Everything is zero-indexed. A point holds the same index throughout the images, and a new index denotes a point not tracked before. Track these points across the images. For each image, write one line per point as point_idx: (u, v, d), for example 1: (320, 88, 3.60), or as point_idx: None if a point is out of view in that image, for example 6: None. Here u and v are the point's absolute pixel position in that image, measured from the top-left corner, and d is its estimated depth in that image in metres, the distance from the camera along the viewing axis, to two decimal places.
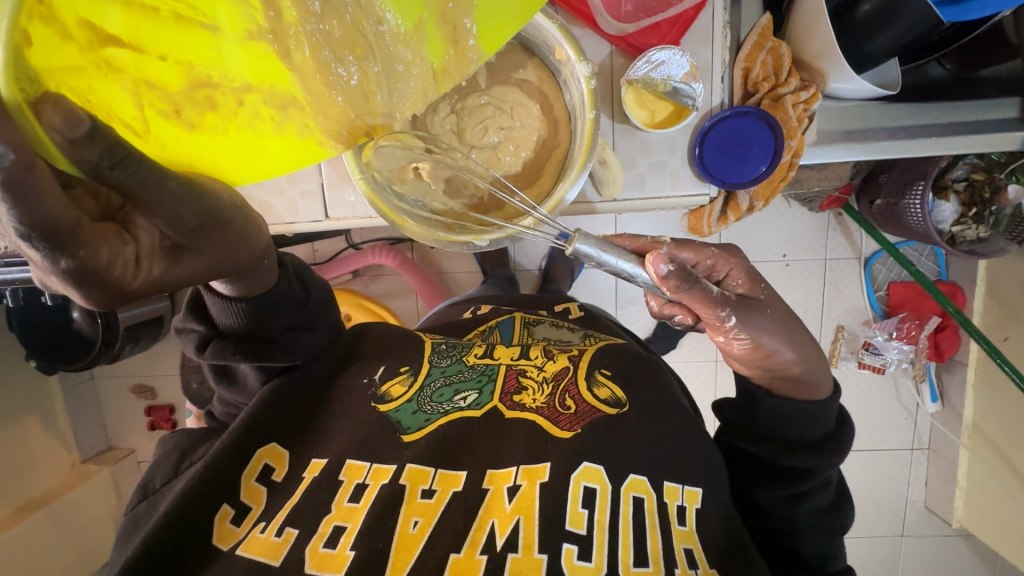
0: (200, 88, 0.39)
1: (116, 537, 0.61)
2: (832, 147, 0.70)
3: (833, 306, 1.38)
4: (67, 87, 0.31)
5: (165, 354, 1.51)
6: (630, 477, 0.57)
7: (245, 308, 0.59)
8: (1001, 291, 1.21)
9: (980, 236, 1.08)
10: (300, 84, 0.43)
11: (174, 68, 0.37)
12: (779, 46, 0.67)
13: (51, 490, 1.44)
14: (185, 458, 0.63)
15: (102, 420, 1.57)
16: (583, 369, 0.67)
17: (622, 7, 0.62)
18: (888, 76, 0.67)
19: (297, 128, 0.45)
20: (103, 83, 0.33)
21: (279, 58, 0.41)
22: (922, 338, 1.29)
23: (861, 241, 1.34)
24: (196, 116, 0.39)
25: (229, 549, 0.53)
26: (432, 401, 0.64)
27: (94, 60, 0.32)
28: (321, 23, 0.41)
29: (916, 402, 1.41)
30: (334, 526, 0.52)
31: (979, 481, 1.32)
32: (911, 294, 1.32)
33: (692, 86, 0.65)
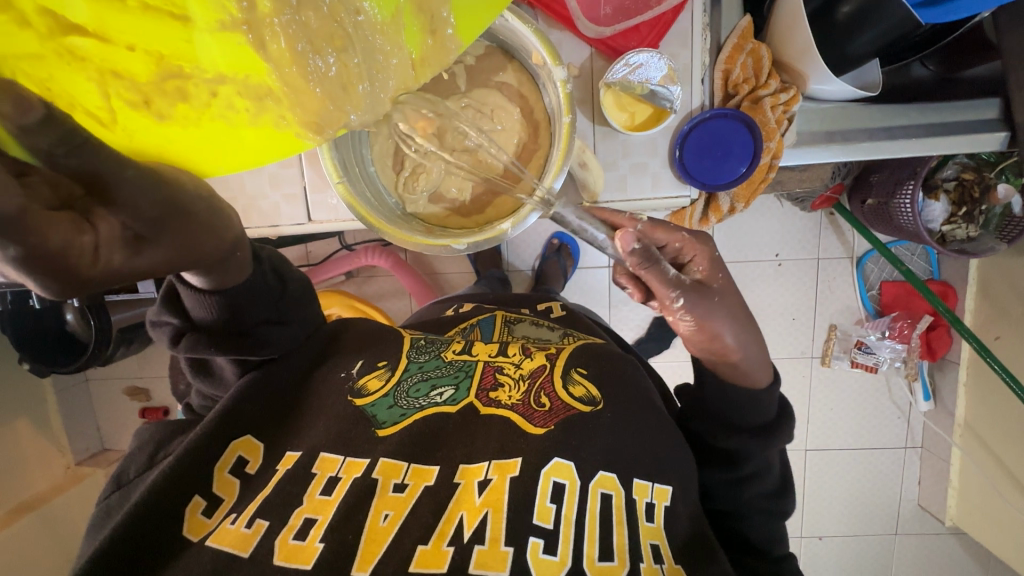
0: (170, 79, 0.33)
1: (87, 528, 0.61)
2: (812, 148, 0.70)
3: (825, 305, 1.38)
4: (23, 74, 0.30)
5: (158, 356, 1.51)
6: (598, 474, 0.57)
7: (219, 301, 0.58)
8: (992, 290, 1.21)
9: (970, 236, 1.08)
10: (277, 77, 0.35)
11: (143, 59, 0.31)
12: (759, 48, 0.67)
13: (44, 491, 1.44)
14: (160, 450, 0.64)
15: (96, 421, 1.58)
16: (560, 366, 0.67)
17: (600, 10, 0.63)
18: (868, 77, 0.67)
19: (277, 121, 0.37)
20: (67, 72, 0.31)
21: (254, 50, 0.33)
22: (914, 337, 1.29)
23: (852, 240, 1.34)
24: (168, 107, 0.35)
25: (199, 540, 0.53)
26: (408, 396, 0.64)
27: (54, 49, 0.29)
28: (297, 13, 0.33)
29: (909, 401, 1.41)
30: (304, 518, 0.52)
31: (970, 479, 1.32)
32: (902, 293, 1.32)
33: (670, 89, 0.65)
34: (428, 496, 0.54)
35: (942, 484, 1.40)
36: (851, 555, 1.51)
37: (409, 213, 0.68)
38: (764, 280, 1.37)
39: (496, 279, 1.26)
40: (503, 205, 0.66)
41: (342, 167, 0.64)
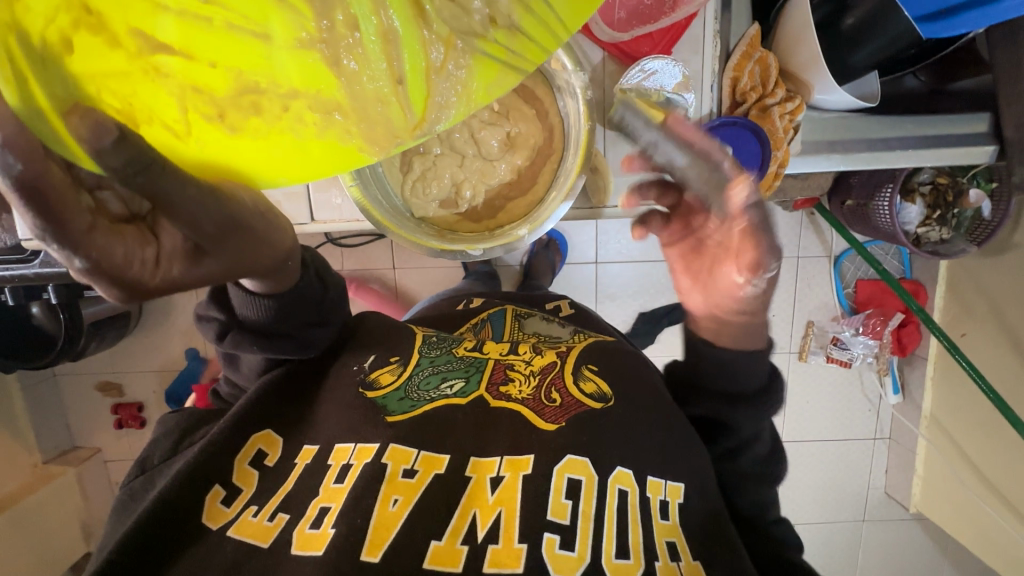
0: (247, 93, 0.34)
1: (110, 511, 0.61)
2: (816, 156, 0.71)
3: (804, 301, 1.43)
4: (109, 92, 0.30)
5: (132, 350, 1.46)
6: (617, 469, 0.57)
7: (274, 307, 0.57)
8: (960, 289, 1.27)
9: (942, 238, 1.13)
10: (346, 91, 0.36)
11: (219, 74, 0.33)
12: (766, 56, 0.67)
13: (11, 492, 1.38)
14: (185, 437, 0.62)
15: (66, 419, 1.52)
16: (571, 363, 0.67)
17: (616, 14, 0.63)
18: (867, 88, 0.68)
19: (342, 135, 0.38)
20: (149, 89, 0.31)
21: (326, 64, 0.35)
22: (886, 334, 1.34)
23: (831, 240, 1.39)
24: (242, 120, 0.35)
25: (219, 529, 0.52)
26: (419, 388, 0.64)
27: (142, 67, 0.30)
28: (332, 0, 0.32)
29: (879, 394, 1.48)
30: (319, 508, 0.52)
31: (933, 468, 1.40)
32: (877, 292, 1.37)
33: (684, 97, 0.66)
34: (442, 489, 0.54)
35: (908, 472, 1.47)
36: (824, 543, 1.57)
37: (418, 218, 0.67)
38: None
39: (484, 274, 1.26)
40: (517, 208, 0.68)
41: (355, 170, 0.64)
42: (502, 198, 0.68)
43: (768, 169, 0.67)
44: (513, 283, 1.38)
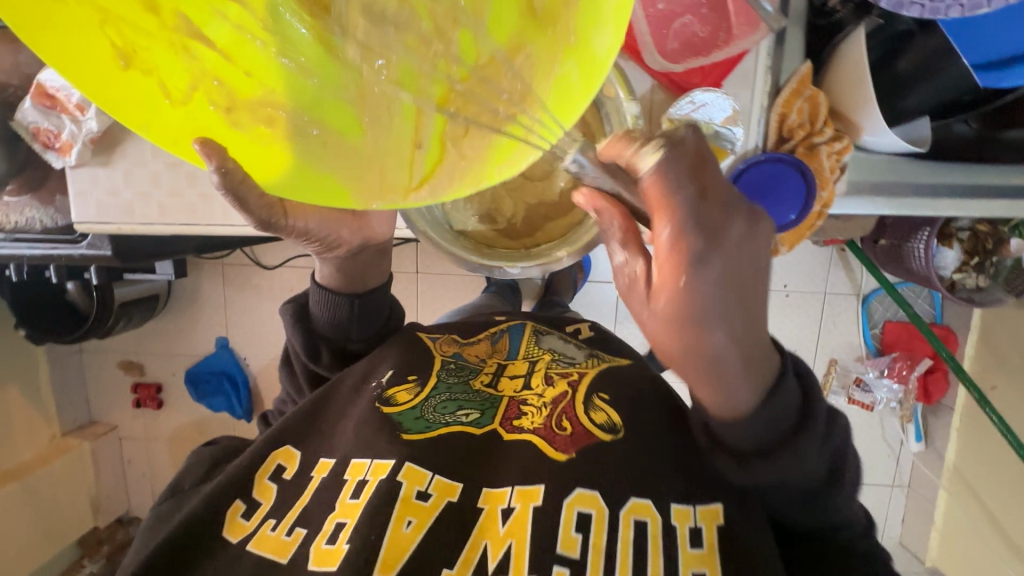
0: (262, 105, 0.46)
1: (141, 531, 0.66)
2: (857, 199, 0.69)
3: (828, 339, 1.42)
4: (141, 38, 0.41)
5: (155, 333, 1.50)
6: (630, 499, 0.56)
7: (337, 311, 0.76)
8: (993, 340, 1.23)
9: (979, 286, 1.09)
10: (362, 137, 0.48)
11: (247, 82, 0.46)
12: (817, 94, 0.63)
13: (28, 461, 1.43)
14: (216, 467, 0.70)
15: (86, 393, 1.57)
16: (581, 392, 0.66)
17: (668, 43, 0.63)
18: (918, 132, 0.62)
19: (338, 172, 0.47)
20: (176, 56, 0.43)
21: (343, 112, 0.48)
22: (911, 379, 1.30)
23: (861, 278, 1.37)
24: (251, 123, 0.46)
25: (240, 541, 0.58)
26: (435, 411, 0.66)
27: (178, 46, 0.43)
28: (380, 61, 0.47)
29: (900, 440, 1.44)
30: (335, 522, 0.57)
31: (953, 521, 1.36)
32: (905, 335, 1.34)
33: (733, 130, 0.64)
34: None
35: (925, 523, 1.43)
36: None
37: (457, 230, 0.69)
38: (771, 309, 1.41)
39: (505, 285, 1.26)
40: (555, 227, 0.67)
41: None
42: (542, 213, 0.68)
43: (810, 211, 0.64)
44: (533, 297, 1.38)
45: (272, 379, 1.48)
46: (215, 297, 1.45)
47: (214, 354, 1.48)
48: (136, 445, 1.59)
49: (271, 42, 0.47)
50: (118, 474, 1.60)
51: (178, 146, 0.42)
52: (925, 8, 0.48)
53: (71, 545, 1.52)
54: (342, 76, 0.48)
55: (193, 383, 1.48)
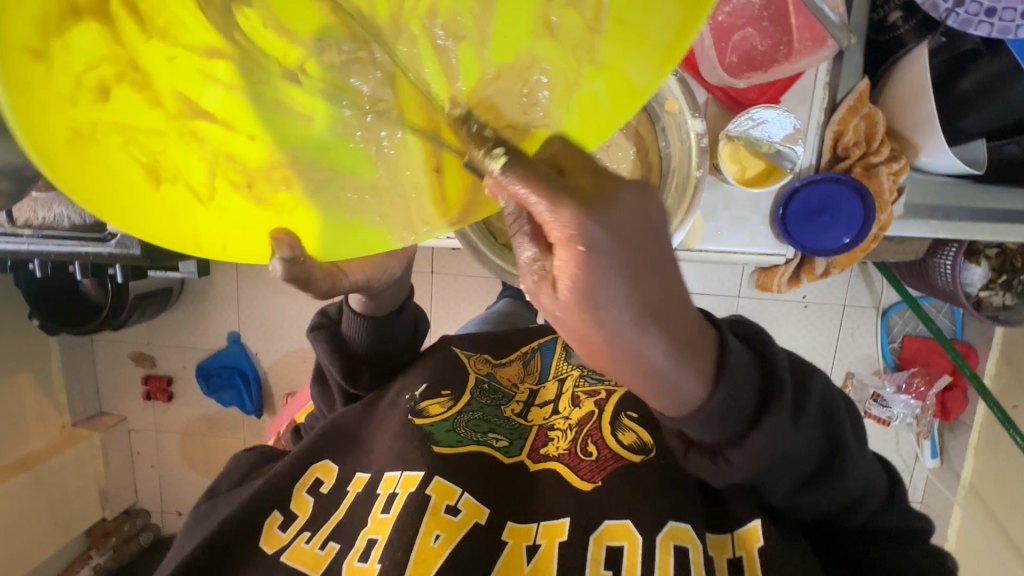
0: (276, 168, 0.51)
1: (183, 528, 0.76)
2: (912, 221, 0.68)
3: (845, 352, 1.40)
4: (143, 142, 0.43)
5: (167, 325, 1.49)
6: (669, 524, 0.55)
7: (364, 329, 0.80)
8: (1015, 358, 1.22)
9: (1005, 303, 1.06)
10: (382, 176, 0.53)
11: (255, 146, 0.50)
12: (874, 113, 0.64)
13: (37, 451, 1.43)
14: (252, 471, 0.78)
15: (97, 383, 1.56)
16: (608, 412, 0.66)
17: (727, 58, 0.63)
18: (974, 154, 0.64)
19: (371, 220, 0.52)
20: (179, 143, 0.46)
21: (365, 155, 0.53)
22: (931, 395, 1.29)
23: (881, 291, 1.35)
24: (267, 191, 0.50)
25: (275, 553, 0.63)
26: (468, 427, 0.69)
27: (174, 127, 0.45)
28: (384, 101, 0.52)
29: (916, 454, 1.42)
30: (368, 540, 0.60)
31: (968, 539, 1.34)
32: (924, 349, 1.32)
33: (795, 150, 0.64)
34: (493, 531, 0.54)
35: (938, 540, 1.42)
36: None
37: (501, 243, 0.70)
38: (790, 320, 1.39)
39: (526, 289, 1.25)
40: None
41: None
42: None
43: (866, 235, 0.64)
44: None
45: (284, 375, 1.47)
46: (229, 291, 1.44)
47: (226, 348, 1.47)
48: (144, 437, 1.58)
49: (262, 104, 0.50)
50: (126, 466, 1.59)
51: (226, 244, 0.47)
52: (991, 29, 0.55)
53: (78, 535, 1.52)
54: (342, 122, 0.53)
55: (205, 376, 1.48)
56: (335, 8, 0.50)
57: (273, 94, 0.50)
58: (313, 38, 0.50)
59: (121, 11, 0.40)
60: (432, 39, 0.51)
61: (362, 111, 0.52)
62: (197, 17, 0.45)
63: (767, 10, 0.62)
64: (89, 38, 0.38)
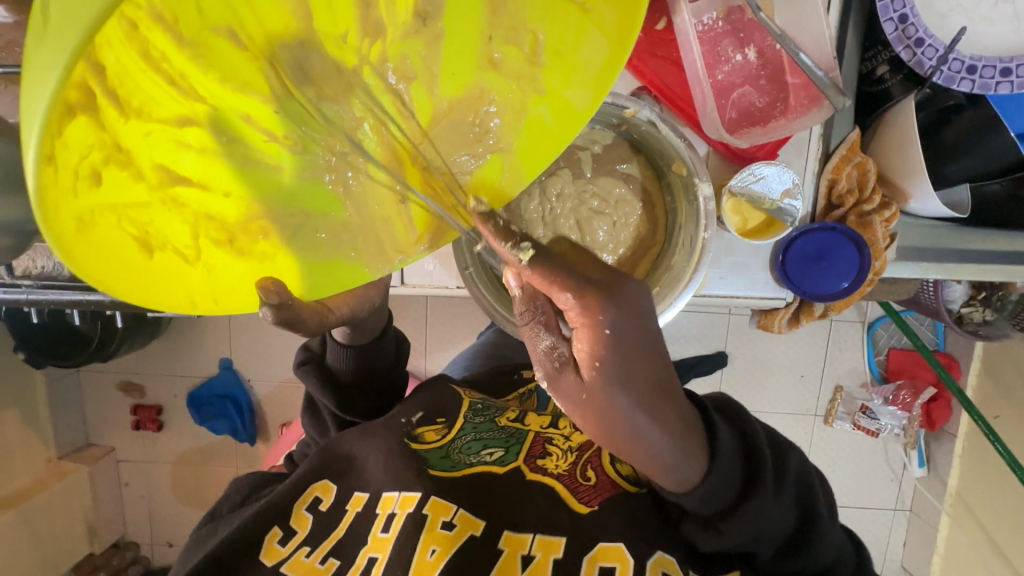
0: (254, 220, 0.53)
1: (183, 549, 0.76)
2: (904, 263, 0.71)
3: (835, 366, 1.43)
4: (133, 217, 0.44)
5: (157, 353, 1.46)
6: (657, 554, 0.56)
7: (351, 358, 0.80)
8: (996, 371, 1.26)
9: (985, 319, 1.10)
10: (350, 214, 0.56)
11: (233, 201, 0.52)
12: (865, 162, 0.67)
13: (23, 487, 1.39)
14: (253, 492, 0.78)
15: (84, 414, 1.53)
16: (606, 449, 0.69)
17: (727, 114, 0.66)
18: (957, 197, 0.67)
19: (347, 254, 0.56)
20: (163, 213, 0.47)
21: (337, 197, 0.56)
22: (916, 406, 1.32)
23: (867, 306, 1.38)
24: (245, 243, 0.52)
25: (274, 565, 0.63)
26: (461, 452, 0.71)
27: (159, 197, 0.46)
28: (346, 148, 0.55)
29: (904, 464, 1.46)
30: (368, 557, 0.62)
31: (956, 547, 1.37)
32: (909, 361, 1.36)
33: (794, 204, 0.66)
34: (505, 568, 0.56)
35: (926, 548, 1.45)
36: None
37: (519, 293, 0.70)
38: (780, 338, 1.42)
39: None
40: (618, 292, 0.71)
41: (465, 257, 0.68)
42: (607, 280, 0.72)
43: (863, 280, 0.67)
44: None
45: (278, 403, 1.46)
46: (221, 318, 1.42)
47: (217, 376, 1.45)
48: (133, 468, 1.55)
49: (231, 159, 0.50)
50: (115, 497, 1.56)
51: (217, 298, 0.49)
52: (971, 85, 0.61)
53: (66, 572, 1.48)
54: (311, 168, 0.55)
55: (197, 406, 1.45)
56: (302, 65, 0.48)
57: (240, 147, 0.51)
58: (275, 92, 0.49)
59: (103, 102, 0.38)
60: (384, 82, 0.53)
61: (327, 155, 0.55)
62: (169, 90, 0.44)
63: (763, 69, 0.65)
64: (81, 135, 0.38)
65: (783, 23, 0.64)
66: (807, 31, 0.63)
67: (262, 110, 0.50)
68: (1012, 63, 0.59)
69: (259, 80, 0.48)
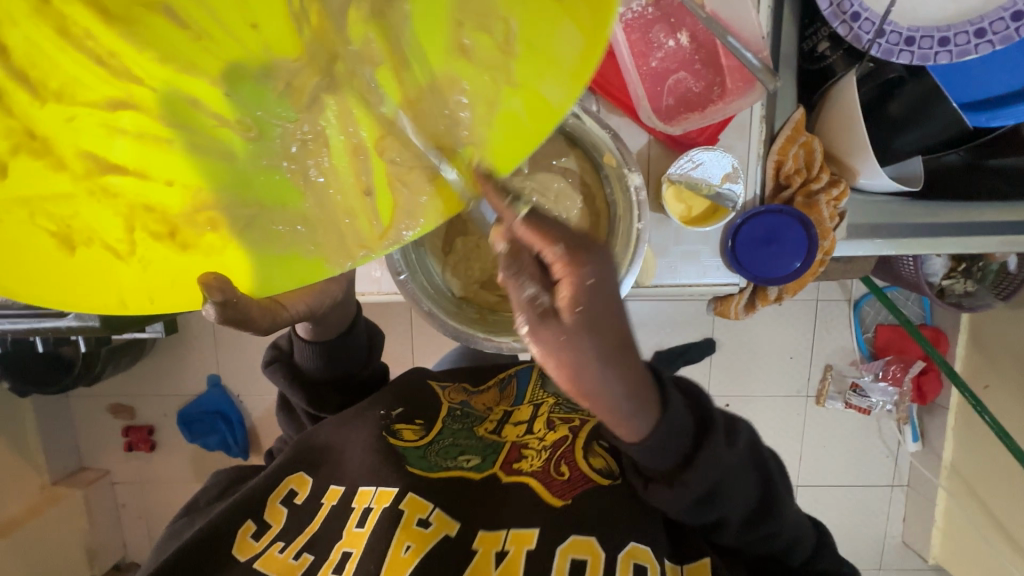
0: (201, 210, 0.53)
1: (157, 543, 0.75)
2: (858, 241, 0.72)
3: (823, 346, 1.42)
4: (54, 207, 0.48)
5: (143, 374, 1.46)
6: (629, 544, 0.58)
7: (316, 354, 0.79)
8: (984, 341, 1.25)
9: (967, 290, 1.09)
10: (308, 204, 0.55)
11: (178, 189, 0.53)
12: (811, 141, 0.67)
13: (16, 515, 1.39)
14: (231, 486, 0.78)
15: (75, 439, 1.53)
16: (582, 438, 0.69)
17: (663, 100, 0.66)
18: (909, 169, 0.68)
19: (305, 249, 0.54)
20: (93, 203, 0.50)
21: (294, 184, 0.55)
22: (907, 381, 1.33)
23: (851, 284, 1.38)
24: (191, 235, 0.52)
25: (246, 560, 0.62)
26: (439, 455, 0.70)
27: (86, 186, 0.49)
28: (305, 133, 0.55)
29: (898, 440, 1.45)
30: (341, 553, 0.61)
31: (955, 520, 1.37)
32: (897, 337, 1.36)
33: (732, 188, 0.67)
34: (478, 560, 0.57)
35: (926, 523, 1.45)
36: None
37: (459, 298, 0.70)
38: (764, 322, 1.41)
39: None
40: None
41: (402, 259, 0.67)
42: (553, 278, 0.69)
43: (813, 260, 0.67)
44: None
45: (268, 416, 1.45)
46: (205, 335, 1.42)
47: (206, 393, 1.44)
48: (129, 489, 1.55)
49: (180, 146, 0.53)
50: (112, 520, 1.56)
51: (152, 295, 0.49)
52: (912, 57, 0.60)
53: None
54: (266, 155, 0.55)
55: (185, 423, 1.45)
56: (239, 46, 0.52)
57: (174, 135, 0.53)
58: (223, 73, 0.52)
59: (11, 84, 0.45)
60: (346, 60, 0.52)
61: (286, 141, 0.55)
62: (96, 72, 0.49)
63: (697, 53, 0.65)
64: None
65: (713, 6, 0.63)
66: (739, 14, 0.62)
67: (204, 92, 0.53)
68: (950, 31, 0.59)
69: (199, 61, 0.51)
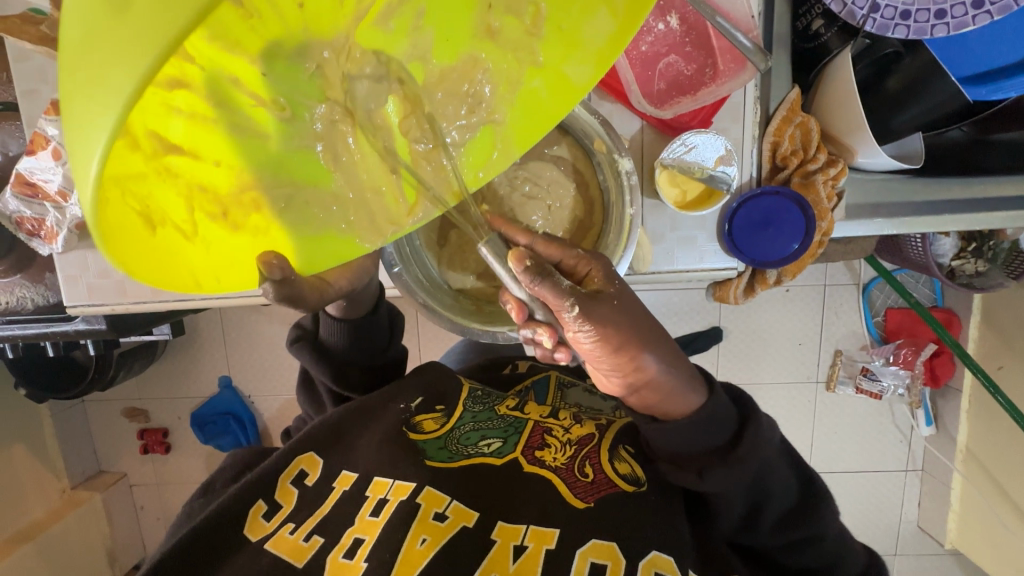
0: (246, 193, 0.49)
1: (174, 521, 0.76)
2: (858, 221, 0.73)
3: (832, 330, 1.40)
4: (133, 191, 0.39)
5: (156, 377, 1.49)
6: (652, 552, 0.58)
7: (345, 332, 0.80)
8: (996, 320, 1.23)
9: (978, 270, 1.07)
10: (340, 184, 0.54)
11: (222, 170, 0.47)
12: (807, 121, 0.67)
13: (37, 520, 1.42)
14: (247, 469, 0.79)
15: (93, 443, 1.56)
16: (608, 441, 0.69)
17: (654, 85, 0.65)
18: (909, 148, 0.68)
19: (338, 226, 0.55)
20: (159, 186, 0.42)
21: (326, 164, 0.53)
22: (919, 364, 1.29)
23: (860, 267, 1.36)
24: (240, 218, 0.49)
25: (257, 540, 0.63)
26: (459, 443, 0.71)
27: (154, 167, 0.41)
28: (331, 112, 0.50)
29: (911, 425, 1.43)
30: (354, 538, 0.61)
31: (971, 503, 1.35)
32: (908, 320, 1.34)
33: (727, 171, 0.66)
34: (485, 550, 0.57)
35: (941, 507, 1.43)
36: None
37: (456, 290, 0.71)
38: (774, 305, 1.40)
39: None
40: None
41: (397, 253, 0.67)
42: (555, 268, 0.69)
43: (811, 241, 0.67)
44: None
45: (280, 415, 1.47)
46: (214, 337, 1.44)
47: (219, 395, 1.46)
48: (146, 491, 1.58)
49: (224, 128, 0.45)
50: (131, 521, 1.59)
51: (219, 276, 0.48)
52: (907, 31, 0.59)
53: None
54: (300, 136, 0.50)
55: (199, 425, 1.47)
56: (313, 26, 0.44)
57: (223, 114, 0.44)
58: (264, 52, 0.42)
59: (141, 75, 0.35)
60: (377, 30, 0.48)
61: (315, 120, 0.50)
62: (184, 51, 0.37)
63: (688, 35, 0.64)
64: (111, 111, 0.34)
65: None
66: None
67: (249, 71, 0.43)
68: (947, 3, 0.57)
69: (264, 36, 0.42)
